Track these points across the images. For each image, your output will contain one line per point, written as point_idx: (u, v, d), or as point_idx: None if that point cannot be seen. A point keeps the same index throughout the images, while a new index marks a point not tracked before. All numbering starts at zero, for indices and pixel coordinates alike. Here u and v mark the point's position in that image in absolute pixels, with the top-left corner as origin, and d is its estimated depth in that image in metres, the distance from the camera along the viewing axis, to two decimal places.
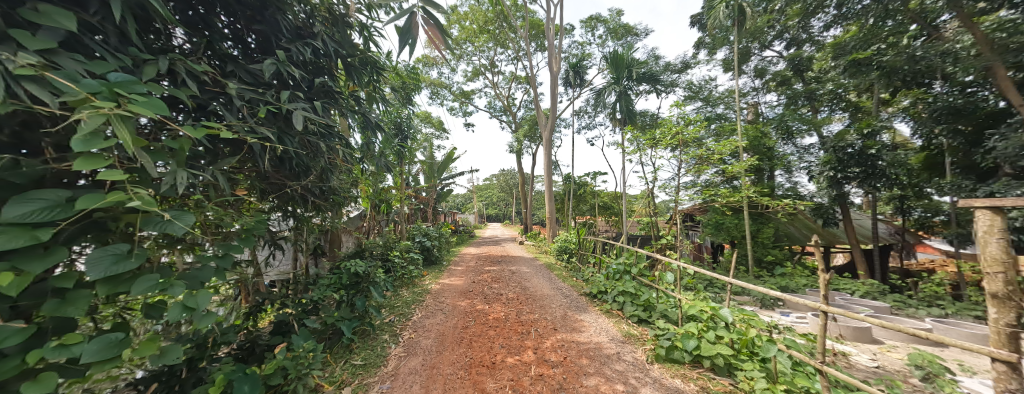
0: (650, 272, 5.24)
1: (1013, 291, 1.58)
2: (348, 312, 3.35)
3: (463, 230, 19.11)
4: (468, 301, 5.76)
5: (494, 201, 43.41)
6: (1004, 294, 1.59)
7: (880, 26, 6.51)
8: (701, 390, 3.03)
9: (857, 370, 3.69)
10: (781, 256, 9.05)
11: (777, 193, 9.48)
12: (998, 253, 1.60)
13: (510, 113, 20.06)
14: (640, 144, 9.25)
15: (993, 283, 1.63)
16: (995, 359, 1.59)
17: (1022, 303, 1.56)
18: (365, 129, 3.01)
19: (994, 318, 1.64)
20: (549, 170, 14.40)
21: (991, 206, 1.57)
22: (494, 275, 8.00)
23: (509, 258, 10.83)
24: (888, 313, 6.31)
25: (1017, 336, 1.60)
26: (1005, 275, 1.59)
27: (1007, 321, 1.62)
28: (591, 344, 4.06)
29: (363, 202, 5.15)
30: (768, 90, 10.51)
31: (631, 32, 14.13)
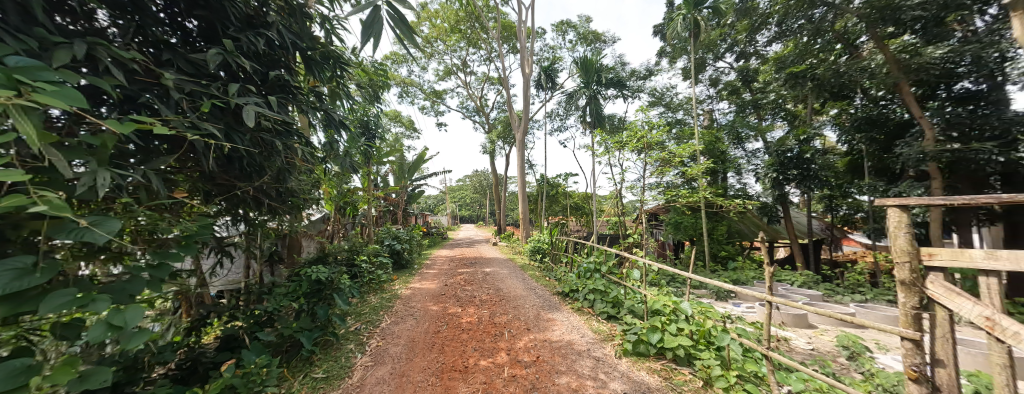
0: (618, 270, 5.44)
1: (915, 278, 1.75)
2: (309, 322, 3.15)
3: (435, 231, 18.74)
4: (441, 304, 5.64)
5: (467, 202, 42.98)
6: (910, 281, 1.78)
7: (812, 44, 7.11)
8: (664, 381, 3.20)
9: (797, 353, 4.11)
10: (733, 251, 9.84)
11: (730, 193, 10.31)
12: (905, 245, 1.77)
13: (483, 114, 20.00)
14: (608, 147, 9.61)
15: (902, 272, 1.80)
16: (903, 337, 1.83)
17: (924, 288, 1.75)
18: (328, 127, 2.85)
19: (903, 302, 1.83)
20: (522, 172, 14.52)
21: (900, 204, 1.73)
22: (468, 276, 7.91)
23: (483, 259, 10.78)
24: (821, 300, 7.09)
25: (920, 317, 1.79)
26: (911, 264, 1.76)
27: (912, 304, 1.81)
28: (562, 342, 4.14)
29: (326, 204, 4.87)
30: (721, 98, 11.41)
31: (599, 39, 14.68)
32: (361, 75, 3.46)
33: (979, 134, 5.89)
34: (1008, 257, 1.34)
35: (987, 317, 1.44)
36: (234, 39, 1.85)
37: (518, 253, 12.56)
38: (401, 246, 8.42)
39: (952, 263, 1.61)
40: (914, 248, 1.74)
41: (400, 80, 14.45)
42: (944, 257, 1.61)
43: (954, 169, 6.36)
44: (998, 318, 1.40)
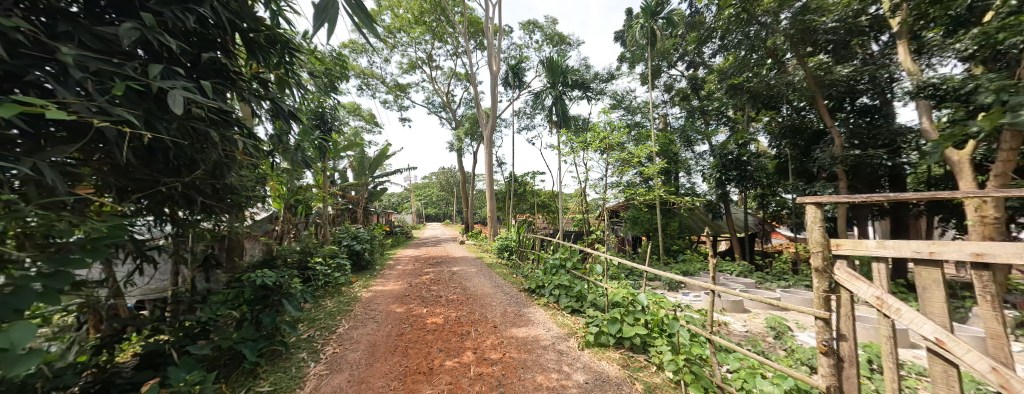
0: (582, 265, 5.65)
1: (828, 265, 2.02)
2: (254, 331, 2.87)
3: (399, 231, 18.05)
4: (406, 306, 5.47)
5: (433, 200, 41.92)
6: (822, 268, 2.05)
7: (749, 58, 7.69)
8: (622, 368, 3.42)
9: (734, 335, 4.61)
10: (683, 245, 10.72)
11: (681, 192, 11.19)
12: (819, 237, 2.03)
13: (449, 110, 19.59)
14: (573, 146, 9.93)
15: (816, 259, 2.07)
16: (817, 317, 2.11)
17: (832, 273, 2.03)
18: (276, 118, 2.61)
19: (816, 286, 2.10)
20: (490, 169, 14.49)
21: (815, 201, 1.98)
22: (434, 276, 7.73)
23: (449, 258, 10.61)
24: (754, 287, 7.99)
25: (830, 298, 2.06)
26: (823, 253, 2.02)
27: (824, 287, 2.08)
28: (529, 338, 4.22)
29: (274, 202, 4.47)
30: (674, 103, 12.30)
31: (565, 41, 15.08)
32: (315, 63, 3.21)
33: (875, 142, 7.01)
34: (893, 246, 1.60)
35: (878, 297, 1.71)
36: (156, 13, 1.62)
37: (485, 251, 12.53)
38: (362, 246, 7.99)
39: (856, 251, 1.88)
40: (827, 239, 2.00)
41: (360, 71, 13.66)
42: (849, 247, 1.87)
43: (857, 172, 7.50)
44: (886, 297, 1.68)
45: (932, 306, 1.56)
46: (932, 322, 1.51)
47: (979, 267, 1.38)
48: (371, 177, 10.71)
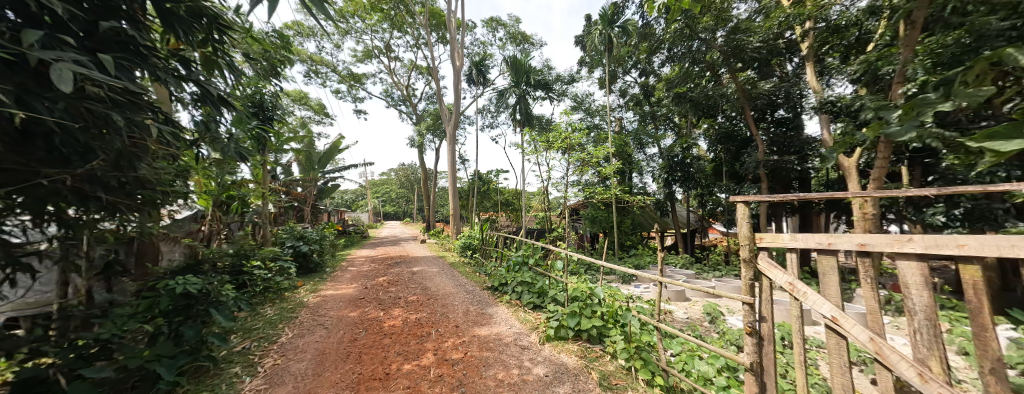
0: (543, 261, 5.79)
1: (753, 256, 2.28)
2: (174, 346, 2.50)
3: (354, 230, 16.96)
4: (361, 309, 5.18)
5: (392, 197, 40.05)
6: (749, 259, 2.31)
7: (692, 70, 8.48)
8: (580, 359, 3.58)
9: (677, 321, 5.08)
10: (635, 241, 11.51)
11: (634, 191, 12.00)
12: (746, 231, 2.29)
13: (410, 104, 18.83)
14: (536, 146, 10.12)
15: (744, 251, 2.33)
16: (745, 303, 2.38)
17: (756, 263, 2.30)
18: (202, 104, 2.30)
19: (744, 275, 2.37)
20: (452, 167, 14.21)
21: (743, 200, 2.23)
22: (393, 277, 7.40)
23: (409, 258, 10.23)
24: (695, 278, 8.85)
25: (754, 285, 2.34)
26: (749, 245, 2.28)
27: (750, 276, 2.36)
28: (492, 335, 4.23)
29: (199, 198, 3.93)
30: (628, 108, 13.09)
31: (528, 41, 15.26)
32: (252, 43, 2.88)
33: (789, 149, 8.17)
34: (801, 239, 1.87)
35: (790, 282, 1.99)
36: None
37: (447, 250, 12.30)
38: (310, 247, 7.37)
39: (774, 243, 2.15)
40: (752, 234, 2.26)
41: (308, 57, 12.54)
42: (770, 240, 2.14)
43: (776, 174, 8.65)
44: (796, 283, 1.94)
45: (828, 289, 1.85)
46: (830, 303, 1.79)
47: (860, 254, 1.66)
48: (320, 172, 9.88)
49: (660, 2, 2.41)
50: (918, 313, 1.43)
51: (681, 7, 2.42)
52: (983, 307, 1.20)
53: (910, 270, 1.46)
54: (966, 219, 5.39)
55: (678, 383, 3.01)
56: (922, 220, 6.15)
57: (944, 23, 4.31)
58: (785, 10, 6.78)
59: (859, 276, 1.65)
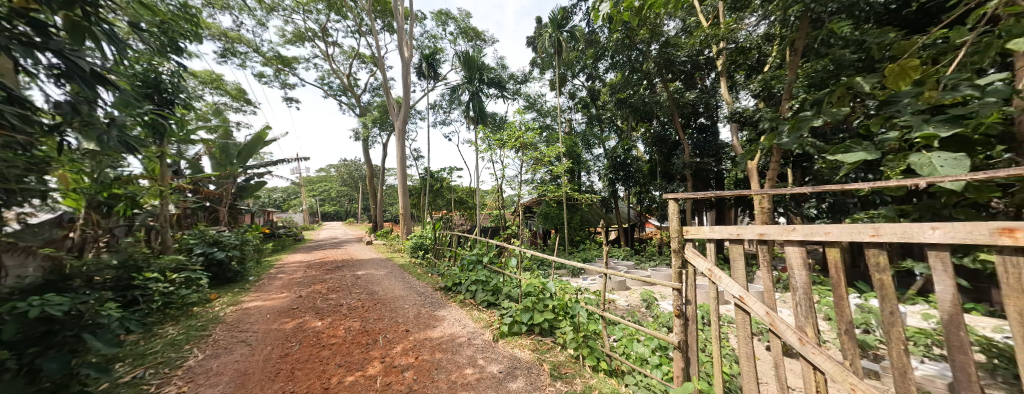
0: (498, 259, 5.81)
1: (681, 246, 2.55)
2: (24, 385, 1.95)
3: (285, 233, 15.13)
4: (295, 320, 4.68)
5: (333, 195, 36.70)
6: (677, 249, 2.57)
7: (632, 77, 9.21)
8: (532, 352, 3.68)
9: (619, 309, 5.53)
10: (583, 236, 12.21)
11: (582, 189, 12.71)
12: (676, 224, 2.54)
13: (352, 94, 17.42)
14: (489, 143, 10.11)
15: (675, 243, 2.58)
16: (674, 289, 2.64)
17: (684, 253, 2.58)
18: (69, 82, 1.86)
19: (673, 264, 2.63)
20: (402, 163, 13.51)
21: (673, 196, 2.47)
22: (334, 283, 6.82)
23: (354, 261, 9.51)
24: (634, 268, 9.71)
25: (682, 272, 2.61)
26: (678, 237, 2.54)
27: (678, 265, 2.63)
28: (445, 337, 4.15)
29: (65, 198, 3.15)
30: (576, 109, 13.76)
31: (480, 37, 15.14)
32: (142, 10, 2.39)
33: (708, 152, 9.50)
34: (718, 230, 2.14)
35: (708, 269, 2.26)
36: None
37: (397, 251, 11.67)
38: (228, 254, 6.39)
39: (697, 235, 2.43)
40: (680, 227, 2.52)
41: (225, 33, 10.85)
42: (694, 232, 2.41)
43: (700, 175, 9.85)
44: (713, 269, 2.22)
45: (738, 273, 2.15)
46: (738, 284, 2.08)
47: (759, 242, 1.95)
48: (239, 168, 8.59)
49: (604, 11, 2.55)
50: (799, 289, 1.74)
51: (622, 18, 2.58)
52: (840, 281, 1.51)
53: (794, 253, 1.75)
54: (827, 213, 6.80)
55: (620, 366, 3.26)
56: (798, 213, 7.59)
57: (818, 53, 5.33)
58: (704, 30, 7.73)
59: (759, 260, 1.95)
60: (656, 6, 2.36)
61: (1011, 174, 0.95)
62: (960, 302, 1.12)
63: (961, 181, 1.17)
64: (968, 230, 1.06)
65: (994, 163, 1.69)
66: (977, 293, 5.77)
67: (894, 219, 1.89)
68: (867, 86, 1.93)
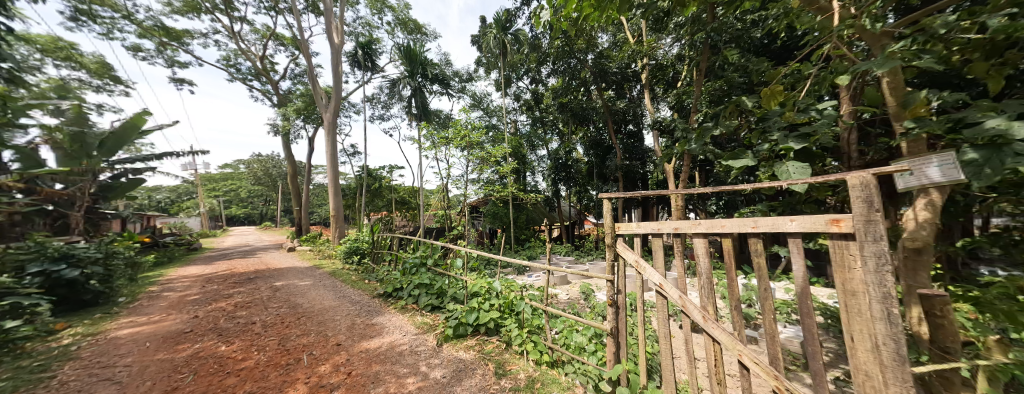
0: (442, 261, 5.61)
1: (614, 241, 2.77)
2: None
3: (175, 242, 12.45)
4: (188, 346, 3.88)
5: (245, 196, 31.46)
6: (611, 243, 2.78)
7: (571, 84, 9.78)
8: (477, 353, 3.65)
9: (561, 303, 5.83)
10: (528, 234, 12.57)
11: (527, 188, 13.09)
12: (610, 220, 2.75)
13: (269, 80, 15.17)
14: (434, 141, 9.77)
15: (609, 238, 2.78)
16: (608, 281, 2.85)
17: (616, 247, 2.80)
18: None
19: (608, 258, 2.83)
20: (333, 160, 12.23)
21: (607, 195, 2.67)
22: (244, 298, 5.84)
23: (273, 271, 8.29)
24: (574, 263, 10.33)
25: (614, 265, 2.83)
26: (611, 233, 2.75)
27: (611, 258, 2.83)
28: (383, 347, 3.87)
29: None
30: (521, 111, 14.09)
31: (421, 30, 14.52)
32: None
33: (635, 156, 10.61)
34: (643, 226, 2.37)
35: (636, 260, 2.50)
36: None
37: (327, 258, 10.51)
38: (85, 271, 5.00)
39: (627, 231, 2.66)
40: (613, 223, 2.74)
41: None
42: (624, 228, 2.64)
43: (630, 176, 10.91)
44: (639, 259, 2.47)
45: (659, 263, 2.41)
46: (658, 273, 2.34)
47: (675, 235, 2.23)
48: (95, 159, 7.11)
49: (544, 18, 2.62)
50: (703, 274, 2.02)
51: (560, 27, 2.68)
52: (732, 265, 1.80)
53: (700, 243, 2.03)
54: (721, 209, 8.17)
55: (560, 356, 3.40)
56: (702, 209, 8.96)
57: (718, 75, 6.32)
58: (631, 46, 8.60)
59: (675, 251, 2.21)
60: (591, 20, 2.51)
61: (838, 178, 1.22)
62: (808, 277, 1.42)
63: (808, 182, 1.48)
64: (812, 221, 1.34)
65: (828, 170, 2.21)
66: (819, 269, 7.55)
67: (770, 213, 2.32)
68: (748, 105, 2.35)
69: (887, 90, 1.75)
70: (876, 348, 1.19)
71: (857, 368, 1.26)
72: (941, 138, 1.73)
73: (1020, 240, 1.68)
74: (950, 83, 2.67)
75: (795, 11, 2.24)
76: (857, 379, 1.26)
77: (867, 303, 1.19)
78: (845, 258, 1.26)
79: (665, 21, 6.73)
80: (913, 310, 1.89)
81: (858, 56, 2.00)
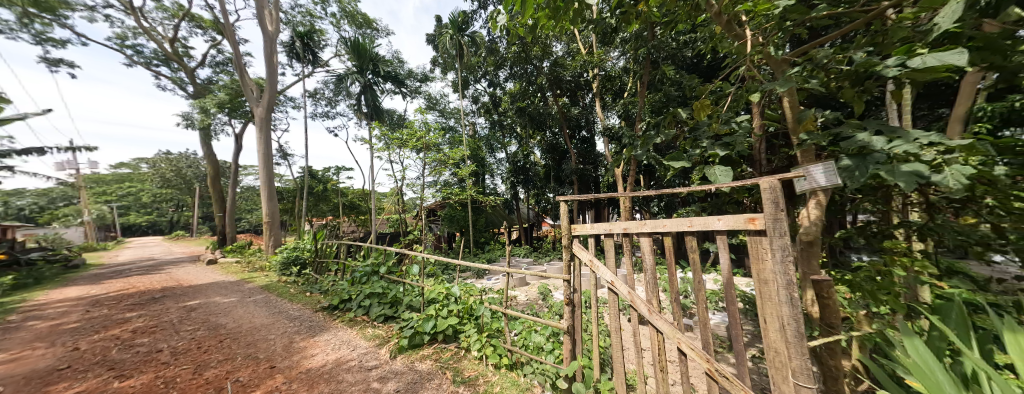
0: (397, 268, 5.29)
1: (569, 242, 2.83)
2: None
3: (47, 259, 10.03)
4: (64, 386, 3.14)
5: (149, 201, 26.54)
6: (567, 244, 2.85)
7: (528, 89, 10.03)
8: (434, 362, 3.51)
9: (520, 304, 5.89)
10: (487, 237, 12.54)
11: (486, 191, 13.07)
12: (567, 222, 2.82)
13: (184, 66, 13.11)
14: (387, 142, 9.31)
15: (566, 240, 2.85)
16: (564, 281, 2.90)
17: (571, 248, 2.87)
18: None
19: (565, 259, 2.89)
20: (268, 160, 10.96)
21: (565, 198, 2.72)
22: (146, 322, 4.90)
23: (189, 289, 7.11)
24: (533, 264, 10.51)
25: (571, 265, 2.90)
26: (567, 235, 2.81)
27: (568, 259, 2.90)
28: (328, 365, 3.55)
29: None
30: (479, 113, 14.04)
31: (371, 25, 13.76)
32: None
33: (588, 160, 11.21)
34: (595, 227, 2.48)
35: (590, 259, 2.61)
36: None
37: (258, 270, 9.31)
38: None
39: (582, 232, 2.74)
40: (569, 224, 2.81)
41: None
42: (579, 229, 2.73)
43: (584, 179, 11.47)
44: (593, 259, 2.57)
45: (611, 262, 2.52)
46: (610, 271, 2.45)
47: (624, 235, 2.36)
48: None
49: (501, 22, 2.60)
50: (649, 270, 2.17)
51: (517, 32, 2.70)
52: (672, 260, 1.96)
53: (646, 242, 2.19)
54: (662, 209, 9.00)
55: (519, 358, 3.40)
56: (646, 210, 9.77)
57: (658, 89, 6.97)
58: (583, 56, 9.08)
59: (625, 250, 2.34)
60: (546, 28, 2.56)
61: (753, 182, 1.41)
62: (732, 269, 1.61)
63: (730, 185, 1.68)
64: (733, 219, 1.52)
65: (744, 174, 2.53)
66: (740, 261, 8.69)
67: (702, 212, 2.58)
68: (682, 116, 2.60)
69: (786, 108, 2.07)
70: (782, 328, 1.38)
71: (769, 346, 1.45)
72: (825, 149, 2.09)
73: (879, 231, 2.08)
74: (830, 104, 3.26)
75: (718, 35, 2.54)
76: (769, 355, 1.45)
77: (775, 289, 1.38)
78: (759, 250, 1.45)
79: (613, 35, 7.24)
80: (808, 293, 2.24)
81: (765, 78, 2.33)
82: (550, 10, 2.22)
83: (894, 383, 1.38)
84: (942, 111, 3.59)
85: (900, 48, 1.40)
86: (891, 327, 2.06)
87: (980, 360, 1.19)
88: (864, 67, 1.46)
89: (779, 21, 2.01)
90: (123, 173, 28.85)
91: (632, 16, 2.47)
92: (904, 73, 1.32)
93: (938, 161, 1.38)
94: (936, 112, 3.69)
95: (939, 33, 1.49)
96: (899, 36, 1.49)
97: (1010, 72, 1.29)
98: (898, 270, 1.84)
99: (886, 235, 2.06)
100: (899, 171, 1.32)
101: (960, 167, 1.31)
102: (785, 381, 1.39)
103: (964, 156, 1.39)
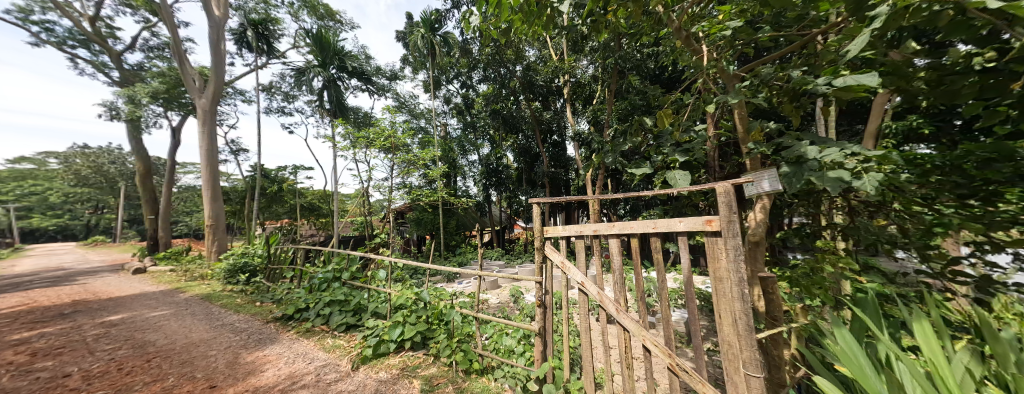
0: (362, 273, 4.98)
1: (542, 244, 2.83)
2: None
3: None
4: None
5: (59, 201, 22.77)
6: (540, 245, 2.84)
7: (501, 92, 10.10)
8: (400, 371, 3.36)
9: (491, 307, 5.84)
10: (458, 240, 12.36)
11: (457, 193, 12.90)
12: (540, 224, 2.81)
13: (109, 49, 11.55)
14: (352, 140, 8.87)
15: (539, 241, 2.83)
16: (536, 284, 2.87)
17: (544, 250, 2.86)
18: None
19: (537, 261, 2.86)
20: (213, 156, 9.93)
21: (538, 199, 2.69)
22: (51, 343, 4.18)
23: (111, 302, 6.20)
24: (504, 266, 10.51)
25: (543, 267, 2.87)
26: (540, 237, 2.80)
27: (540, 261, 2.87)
28: (279, 381, 3.25)
29: None
30: (450, 114, 13.85)
31: (333, 17, 13.04)
32: None
33: (560, 164, 11.49)
34: (567, 228, 2.50)
35: (561, 261, 2.62)
36: None
37: (199, 278, 8.36)
38: None
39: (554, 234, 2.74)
40: (541, 227, 2.82)
41: None
42: (551, 232, 2.73)
43: (555, 182, 11.76)
44: (564, 260, 2.60)
45: (581, 264, 2.55)
46: (580, 272, 2.48)
47: (594, 236, 2.40)
48: None
49: (473, 23, 2.53)
50: (616, 270, 2.23)
51: (489, 34, 2.65)
52: (639, 260, 2.03)
53: (613, 243, 2.25)
54: (628, 212, 9.43)
55: (490, 362, 3.37)
56: (613, 213, 10.16)
57: (624, 97, 7.31)
58: (555, 62, 9.30)
59: (595, 251, 2.38)
60: (519, 32, 2.55)
61: (709, 186, 1.51)
62: (691, 268, 1.70)
63: (690, 188, 1.76)
64: (693, 221, 1.61)
65: (701, 179, 2.70)
66: (697, 261, 9.34)
67: (664, 215, 2.70)
68: (647, 123, 2.70)
69: (737, 119, 2.24)
70: (734, 321, 1.48)
71: (725, 340, 1.54)
72: (769, 158, 2.29)
73: (812, 232, 2.32)
74: (773, 116, 3.59)
75: (678, 49, 2.70)
76: (723, 349, 1.55)
77: (730, 286, 1.48)
78: (716, 249, 1.54)
79: (583, 44, 7.52)
80: (755, 289, 2.44)
81: (718, 91, 2.52)
82: (522, 15, 2.21)
83: (825, 369, 1.53)
84: (860, 127, 4.12)
85: (827, 69, 1.57)
86: (822, 318, 2.30)
87: (891, 343, 1.36)
88: (799, 84, 1.62)
89: (731, 39, 2.18)
90: (24, 168, 24.50)
91: (602, 25, 2.55)
92: (831, 90, 1.48)
93: (859, 169, 1.55)
94: (854, 127, 4.25)
95: (858, 57, 1.70)
96: (826, 58, 1.67)
97: (911, 94, 1.49)
98: (828, 266, 2.06)
99: (816, 235, 2.31)
100: (827, 177, 1.48)
101: (876, 174, 1.48)
102: (737, 372, 1.49)
103: (878, 165, 1.58)
